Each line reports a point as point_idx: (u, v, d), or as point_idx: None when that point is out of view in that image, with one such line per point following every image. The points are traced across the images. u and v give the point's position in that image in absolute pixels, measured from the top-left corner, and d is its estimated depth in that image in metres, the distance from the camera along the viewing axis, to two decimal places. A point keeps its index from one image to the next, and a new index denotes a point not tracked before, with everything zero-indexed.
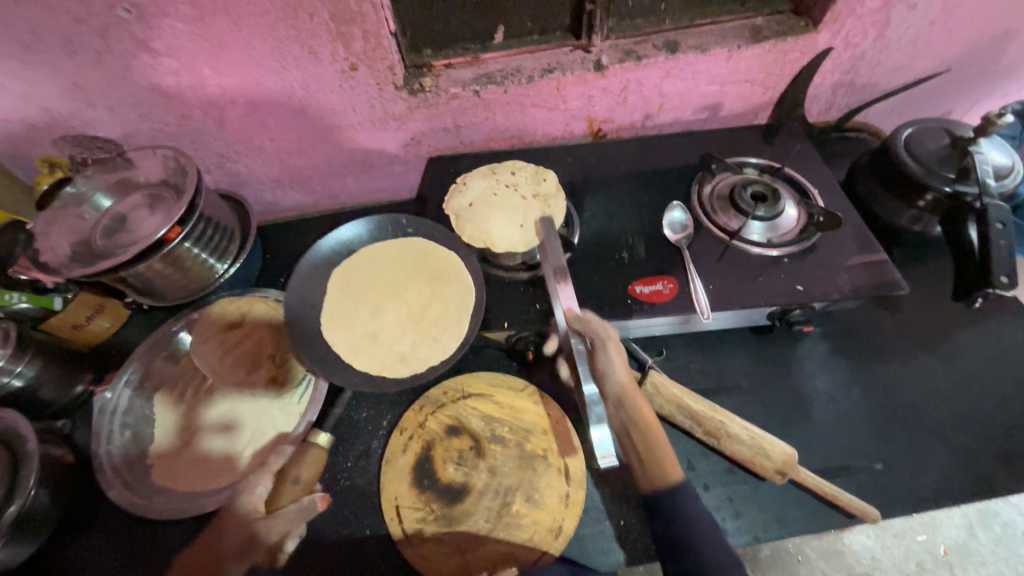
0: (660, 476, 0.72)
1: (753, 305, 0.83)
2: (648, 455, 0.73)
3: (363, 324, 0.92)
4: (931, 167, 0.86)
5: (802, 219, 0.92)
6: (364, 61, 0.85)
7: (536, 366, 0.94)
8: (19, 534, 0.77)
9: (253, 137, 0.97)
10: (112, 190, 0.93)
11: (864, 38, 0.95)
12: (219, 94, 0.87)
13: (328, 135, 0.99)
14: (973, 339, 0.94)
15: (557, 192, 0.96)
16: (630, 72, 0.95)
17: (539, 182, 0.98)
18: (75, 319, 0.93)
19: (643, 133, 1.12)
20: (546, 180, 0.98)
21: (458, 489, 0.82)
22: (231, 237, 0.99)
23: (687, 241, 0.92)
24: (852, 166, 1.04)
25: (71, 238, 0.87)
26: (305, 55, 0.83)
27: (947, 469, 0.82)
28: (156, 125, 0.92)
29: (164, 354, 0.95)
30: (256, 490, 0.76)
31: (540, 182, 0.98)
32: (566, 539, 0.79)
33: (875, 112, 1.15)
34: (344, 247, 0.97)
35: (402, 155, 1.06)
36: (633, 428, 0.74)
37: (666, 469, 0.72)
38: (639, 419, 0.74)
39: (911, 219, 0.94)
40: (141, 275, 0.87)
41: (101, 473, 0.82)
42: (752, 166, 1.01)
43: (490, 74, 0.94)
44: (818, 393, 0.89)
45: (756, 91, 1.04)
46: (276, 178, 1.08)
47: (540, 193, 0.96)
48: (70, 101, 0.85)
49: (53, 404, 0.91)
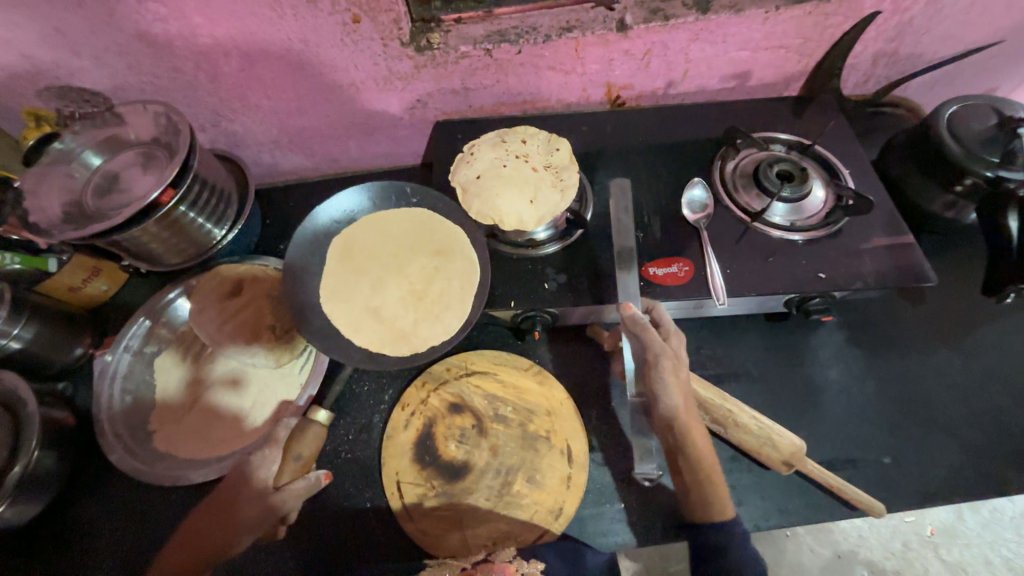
0: (706, 506, 0.75)
1: (772, 292, 0.79)
2: (692, 483, 0.75)
3: (364, 299, 0.89)
4: (973, 148, 0.79)
5: (828, 201, 0.87)
6: (368, 13, 0.78)
7: (543, 346, 0.92)
8: (25, 494, 0.78)
9: (249, 94, 0.91)
10: (102, 147, 0.88)
11: (916, 2, 0.86)
12: (212, 46, 0.81)
13: (329, 94, 0.92)
14: (995, 334, 0.90)
15: (571, 163, 0.90)
16: (656, 34, 0.87)
17: (551, 151, 0.92)
18: (71, 281, 0.91)
19: (664, 102, 1.05)
20: (559, 150, 0.92)
21: (459, 467, 0.82)
22: (228, 200, 0.95)
23: (706, 222, 0.87)
24: (888, 144, 0.97)
25: (62, 198, 0.83)
26: (303, 5, 0.76)
27: (954, 465, 0.81)
28: (145, 77, 0.86)
29: (163, 321, 0.94)
30: (271, 467, 0.77)
31: (552, 151, 0.92)
32: (565, 520, 0.79)
33: (916, 86, 1.07)
34: (346, 218, 0.93)
35: (406, 119, 1.00)
36: (679, 454, 0.75)
37: (711, 505, 0.75)
38: (686, 447, 0.74)
39: (945, 204, 0.89)
40: (136, 240, 0.84)
41: (102, 436, 0.82)
42: (780, 142, 0.95)
43: (503, 32, 0.87)
44: (830, 383, 0.87)
45: (790, 59, 0.96)
46: (275, 139, 1.02)
47: (552, 164, 0.91)
48: (53, 48, 0.79)
49: (52, 365, 0.90)
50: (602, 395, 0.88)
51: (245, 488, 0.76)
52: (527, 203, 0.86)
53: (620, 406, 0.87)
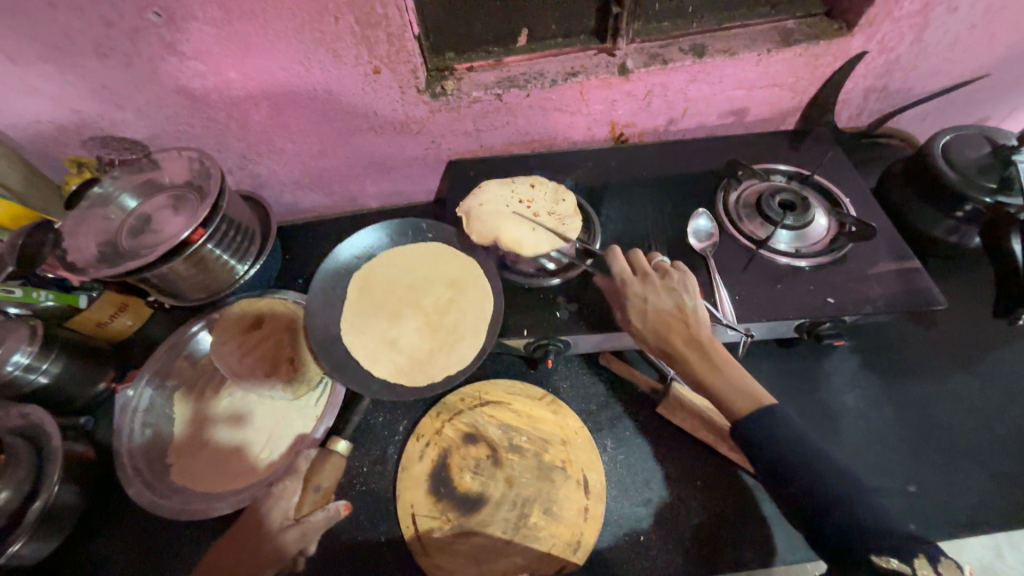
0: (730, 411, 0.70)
1: (783, 318, 0.80)
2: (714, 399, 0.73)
3: (382, 330, 0.92)
4: (969, 175, 0.82)
5: (832, 228, 0.89)
6: (388, 65, 0.85)
7: (556, 375, 0.93)
8: (43, 530, 0.78)
9: (275, 139, 0.97)
10: (137, 191, 0.93)
11: (901, 42, 0.92)
12: (243, 97, 0.88)
13: (350, 137, 0.99)
14: (1012, 357, 0.90)
15: (574, 214, 0.92)
16: (656, 76, 0.93)
17: (557, 201, 0.95)
18: (99, 316, 0.94)
19: (666, 138, 1.10)
20: (565, 201, 0.94)
21: (474, 499, 0.81)
22: (251, 238, 1.00)
23: (712, 250, 0.89)
24: (885, 173, 1.00)
25: (98, 239, 0.88)
26: (329, 58, 0.83)
27: (985, 495, 0.79)
28: (181, 127, 0.93)
29: (184, 355, 0.97)
30: (291, 499, 0.79)
31: (558, 201, 0.95)
32: (585, 553, 0.76)
33: (908, 119, 1.11)
34: (366, 254, 0.99)
35: (421, 158, 1.06)
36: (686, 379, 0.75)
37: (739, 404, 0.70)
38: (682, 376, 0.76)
39: (947, 229, 0.91)
40: (165, 276, 0.88)
41: (122, 470, 0.83)
42: (780, 173, 0.99)
43: (513, 78, 0.93)
44: (847, 410, 0.86)
45: (785, 96, 1.01)
46: (297, 180, 1.08)
47: (556, 212, 0.93)
48: (99, 103, 0.86)
49: (77, 400, 0.93)
50: (616, 424, 0.88)
51: (267, 520, 0.77)
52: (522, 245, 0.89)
53: (635, 436, 0.87)
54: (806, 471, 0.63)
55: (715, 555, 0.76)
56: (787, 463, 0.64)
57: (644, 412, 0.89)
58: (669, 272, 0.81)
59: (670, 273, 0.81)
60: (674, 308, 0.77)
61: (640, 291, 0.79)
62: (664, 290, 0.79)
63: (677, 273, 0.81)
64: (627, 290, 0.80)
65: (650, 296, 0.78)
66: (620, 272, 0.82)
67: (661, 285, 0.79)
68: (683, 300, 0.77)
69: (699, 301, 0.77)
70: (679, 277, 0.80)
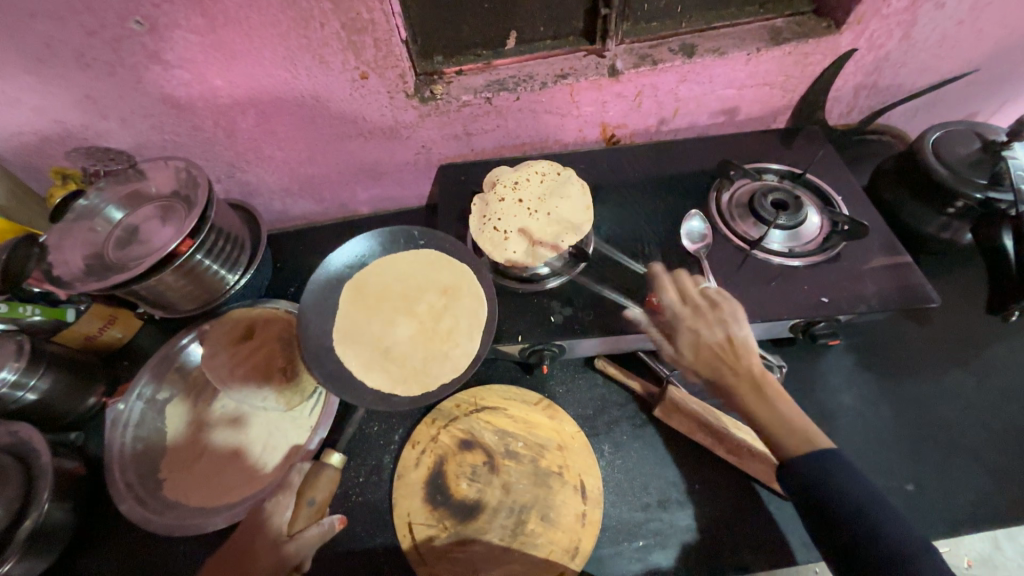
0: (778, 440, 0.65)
1: (777, 318, 0.80)
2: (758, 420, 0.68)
3: (375, 339, 0.91)
4: (961, 172, 0.82)
5: (825, 227, 0.89)
6: (376, 70, 0.84)
7: (552, 380, 0.93)
8: (35, 550, 0.76)
9: (263, 146, 0.96)
10: (124, 202, 0.92)
11: (890, 39, 0.92)
12: (230, 105, 0.87)
13: (338, 144, 0.98)
14: (1007, 354, 0.90)
15: (581, 227, 0.89)
16: (646, 77, 0.93)
17: (575, 210, 0.91)
18: (88, 329, 0.94)
19: (657, 138, 1.10)
20: (582, 213, 0.91)
21: (472, 506, 0.80)
22: (241, 247, 0.99)
23: (706, 251, 0.88)
24: (877, 171, 1.00)
25: (85, 252, 0.86)
26: (316, 65, 0.82)
27: (983, 491, 0.79)
28: (167, 136, 0.91)
29: (175, 367, 0.96)
30: (285, 513, 0.77)
31: (576, 210, 0.91)
32: (582, 559, 0.76)
33: (898, 115, 1.11)
34: (358, 263, 0.98)
35: (412, 163, 1.05)
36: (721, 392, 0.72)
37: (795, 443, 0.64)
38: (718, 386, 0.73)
39: (939, 226, 0.90)
40: (153, 288, 0.87)
41: (114, 486, 0.82)
42: (772, 172, 0.99)
43: (502, 81, 0.92)
44: (844, 409, 0.86)
45: (775, 94, 1.01)
46: (286, 187, 1.07)
47: (569, 222, 0.90)
48: (83, 113, 0.85)
49: (66, 415, 0.91)
50: (613, 428, 0.88)
51: (258, 536, 0.75)
52: (530, 247, 0.88)
53: (631, 440, 0.86)
54: (819, 481, 0.59)
55: (714, 559, 0.75)
56: (801, 475, 0.61)
57: (641, 415, 0.89)
58: (716, 301, 0.76)
59: (717, 302, 0.76)
60: (725, 341, 0.73)
61: (691, 323, 0.75)
62: (716, 323, 0.74)
63: (729, 307, 0.75)
64: (677, 323, 0.76)
65: (701, 330, 0.74)
66: (671, 303, 0.79)
67: (712, 318, 0.75)
68: (733, 331, 0.73)
69: (748, 332, 0.73)
70: (729, 309, 0.75)
